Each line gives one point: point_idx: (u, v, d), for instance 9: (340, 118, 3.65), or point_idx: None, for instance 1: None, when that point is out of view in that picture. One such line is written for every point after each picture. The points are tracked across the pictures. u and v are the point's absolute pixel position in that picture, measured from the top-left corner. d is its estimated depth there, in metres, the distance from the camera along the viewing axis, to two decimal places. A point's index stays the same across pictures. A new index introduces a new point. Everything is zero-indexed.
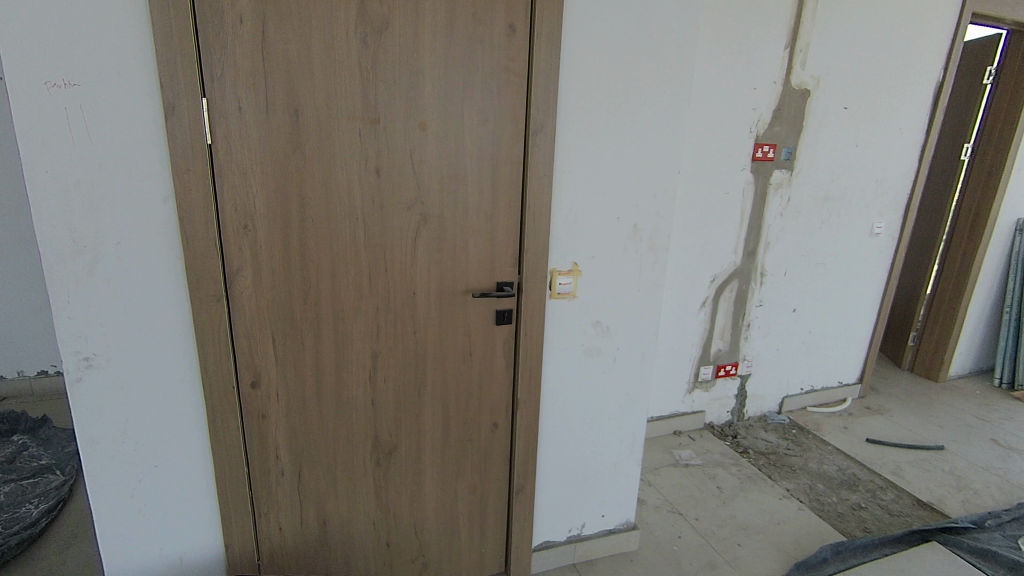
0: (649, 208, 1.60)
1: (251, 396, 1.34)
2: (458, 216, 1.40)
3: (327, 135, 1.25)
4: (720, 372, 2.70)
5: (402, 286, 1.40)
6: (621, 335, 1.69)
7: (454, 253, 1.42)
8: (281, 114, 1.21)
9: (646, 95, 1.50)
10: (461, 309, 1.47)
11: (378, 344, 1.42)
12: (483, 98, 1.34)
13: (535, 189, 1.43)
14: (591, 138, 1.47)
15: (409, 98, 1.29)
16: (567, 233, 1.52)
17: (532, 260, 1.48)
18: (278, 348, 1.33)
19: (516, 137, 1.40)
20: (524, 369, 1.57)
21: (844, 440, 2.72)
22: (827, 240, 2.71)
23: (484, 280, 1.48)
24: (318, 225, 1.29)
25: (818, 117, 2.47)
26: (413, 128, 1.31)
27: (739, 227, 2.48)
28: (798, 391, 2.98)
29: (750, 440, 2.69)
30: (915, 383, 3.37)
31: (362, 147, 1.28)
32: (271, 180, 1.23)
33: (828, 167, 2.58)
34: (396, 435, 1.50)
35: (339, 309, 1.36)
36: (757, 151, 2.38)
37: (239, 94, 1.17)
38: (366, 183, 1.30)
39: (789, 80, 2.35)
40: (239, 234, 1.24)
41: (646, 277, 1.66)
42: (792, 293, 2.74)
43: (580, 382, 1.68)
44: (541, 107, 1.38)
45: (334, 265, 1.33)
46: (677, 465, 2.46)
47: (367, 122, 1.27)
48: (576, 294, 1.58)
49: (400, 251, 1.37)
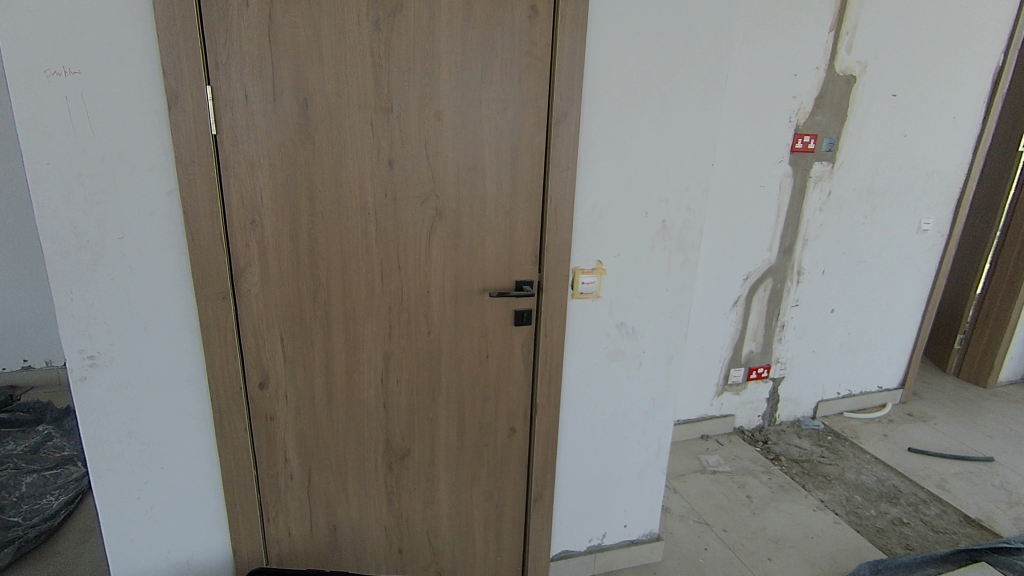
0: (680, 204, 1.50)
1: (260, 398, 1.30)
2: (476, 211, 1.32)
3: (338, 125, 1.18)
4: (751, 375, 2.58)
5: (416, 285, 1.33)
6: (648, 338, 1.60)
7: (471, 250, 1.35)
8: (289, 104, 1.14)
9: (679, 82, 1.39)
10: (477, 309, 1.40)
11: (391, 344, 1.36)
12: (503, 85, 1.26)
13: (556, 182, 1.34)
14: (618, 128, 1.38)
15: (424, 85, 1.21)
16: (591, 230, 1.43)
17: (552, 258, 1.40)
18: (287, 348, 1.28)
19: (538, 127, 1.31)
20: (543, 372, 1.49)
21: (883, 449, 2.57)
22: (870, 237, 2.55)
23: (502, 279, 1.40)
24: (328, 221, 1.23)
25: (863, 106, 2.31)
26: (428, 118, 1.23)
27: (776, 220, 2.34)
28: (835, 396, 2.83)
29: (781, 446, 2.57)
30: (961, 389, 3.19)
31: (375, 138, 1.21)
32: (279, 173, 1.17)
33: (873, 159, 2.41)
34: (409, 439, 1.45)
35: (350, 308, 1.30)
36: (797, 142, 2.24)
37: (245, 82, 1.11)
38: (379, 176, 1.23)
39: (834, 66, 2.20)
40: (247, 229, 1.18)
41: (675, 277, 1.56)
42: (831, 292, 2.59)
43: (602, 387, 1.59)
44: (565, 95, 1.29)
45: (345, 262, 1.27)
46: (703, 471, 2.36)
47: (380, 111, 1.20)
48: (600, 294, 1.49)
49: (414, 248, 1.30)
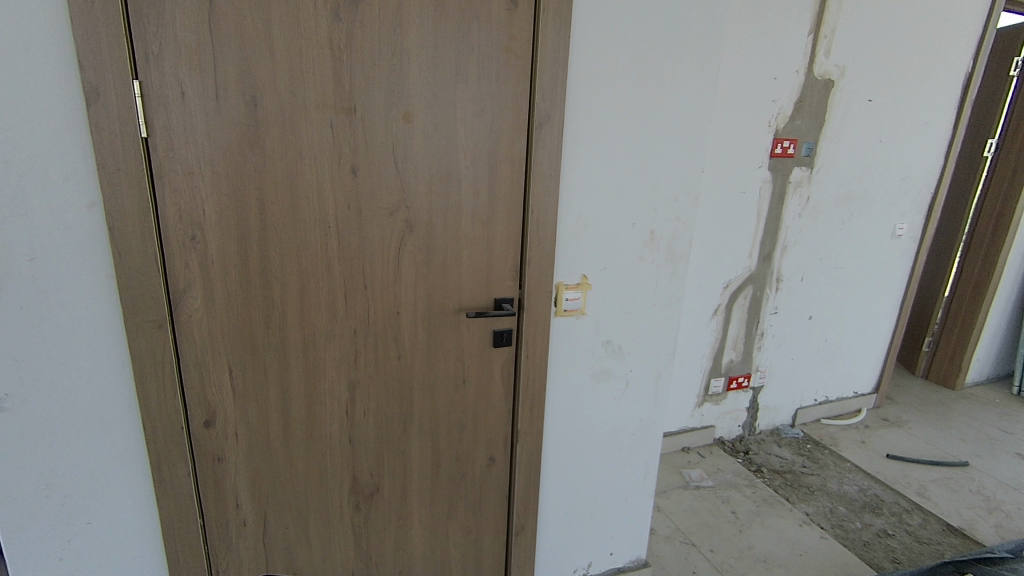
0: (669, 213, 1.40)
1: (205, 437, 1.14)
2: (451, 222, 1.19)
3: (293, 127, 1.03)
4: (731, 385, 2.52)
5: (385, 305, 1.20)
6: (635, 356, 1.50)
7: (446, 266, 1.22)
8: (235, 103, 0.99)
9: (668, 83, 1.30)
10: (453, 330, 1.27)
11: (357, 372, 1.22)
12: (480, 84, 1.14)
13: (539, 191, 1.23)
14: (605, 132, 1.27)
15: (392, 83, 1.07)
16: (576, 242, 1.32)
17: (534, 274, 1.28)
18: (237, 381, 1.13)
19: (518, 130, 1.19)
20: (525, 397, 1.37)
21: (862, 456, 2.55)
22: (847, 242, 2.53)
23: (480, 297, 1.27)
24: (282, 236, 1.08)
25: (841, 111, 2.28)
26: (396, 120, 1.10)
27: (756, 226, 2.29)
28: (813, 402, 2.81)
29: (762, 457, 2.52)
30: (931, 391, 3.22)
31: (336, 143, 1.07)
32: (225, 183, 1.02)
33: (850, 164, 2.39)
34: (378, 475, 1.31)
35: (309, 333, 1.15)
36: (776, 147, 2.18)
37: (181, 77, 0.95)
38: (341, 185, 1.09)
39: (812, 69, 2.15)
40: (187, 246, 1.02)
41: (663, 290, 1.47)
42: (809, 298, 2.56)
43: (588, 409, 1.49)
44: (548, 96, 1.17)
45: (304, 281, 1.12)
46: (686, 487, 2.28)
47: (342, 112, 1.06)
48: (585, 310, 1.39)
49: (381, 265, 1.17)
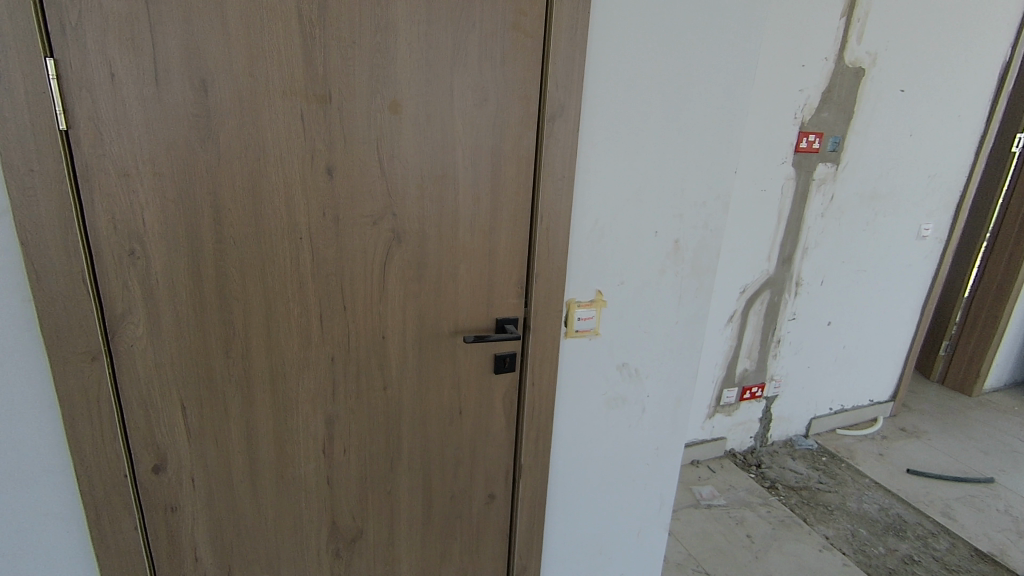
0: (695, 220, 1.24)
1: (155, 485, 0.96)
2: (446, 232, 1.01)
3: (255, 119, 0.84)
4: (745, 395, 2.37)
5: (370, 329, 1.02)
6: (653, 379, 1.34)
7: (440, 282, 1.04)
8: (179, 89, 0.80)
9: (700, 70, 1.13)
10: (448, 356, 1.10)
11: (336, 406, 1.05)
12: (482, 69, 0.95)
13: (549, 195, 1.05)
14: (627, 128, 1.10)
15: (376, 66, 0.88)
16: (591, 253, 1.15)
17: (542, 291, 1.11)
18: (192, 419, 0.95)
19: (526, 124, 1.01)
20: (530, 428, 1.21)
21: (881, 471, 2.41)
22: (870, 243, 2.36)
23: (480, 318, 1.10)
24: (243, 250, 0.89)
25: (871, 101, 2.09)
26: (380, 111, 0.91)
27: (776, 227, 2.12)
28: (828, 412, 2.66)
29: (776, 471, 2.37)
30: (947, 398, 3.08)
31: (309, 138, 0.88)
32: (170, 186, 0.83)
33: (878, 160, 2.20)
34: (362, 519, 1.14)
35: (278, 363, 0.98)
36: (802, 141, 2.00)
37: (109, 53, 0.76)
38: (314, 188, 0.91)
39: (843, 56, 1.97)
40: (124, 263, 0.84)
41: (686, 306, 1.31)
42: (829, 303, 2.39)
43: (600, 438, 1.32)
44: (562, 84, 0.99)
45: (271, 304, 0.94)
46: (698, 506, 2.13)
47: (314, 100, 0.86)
48: (599, 330, 1.22)
49: (363, 283, 0.99)
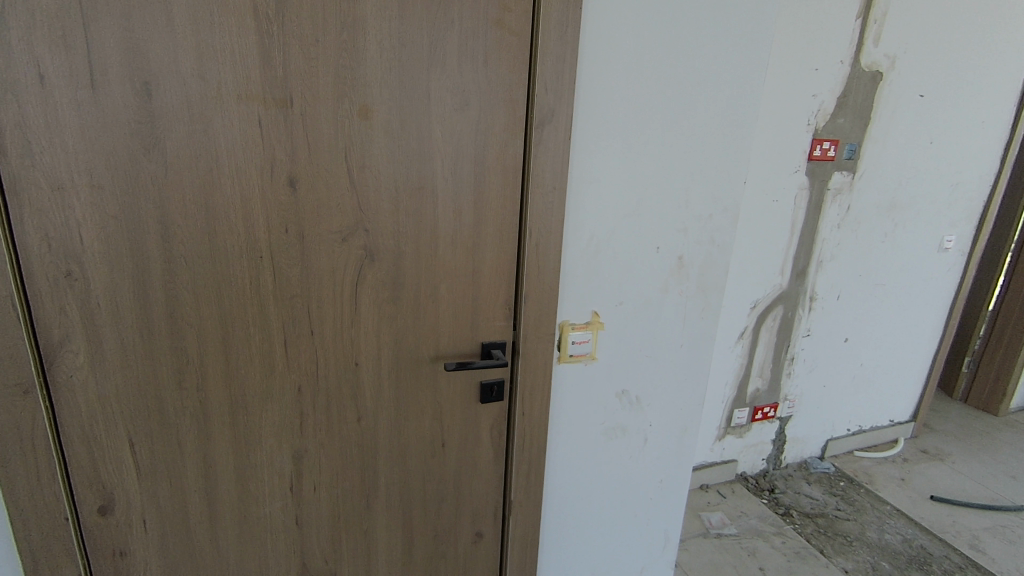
0: (700, 235, 1.14)
1: (102, 528, 0.87)
2: (424, 249, 0.92)
3: (206, 126, 0.76)
4: (756, 415, 2.25)
5: (341, 356, 0.93)
6: (655, 407, 1.23)
7: (419, 305, 0.95)
8: (118, 93, 0.71)
9: (705, 72, 1.03)
10: (429, 384, 1.00)
11: (304, 440, 0.95)
12: (462, 71, 0.86)
13: (538, 209, 0.96)
14: (625, 135, 1.01)
15: (343, 68, 0.80)
16: (585, 271, 1.06)
17: (532, 313, 1.02)
18: (142, 456, 0.86)
19: (512, 131, 0.91)
20: (520, 461, 1.11)
21: (902, 497, 2.27)
22: (889, 256, 2.24)
23: (464, 343, 1.00)
24: (196, 271, 0.81)
25: (890, 107, 1.98)
26: (349, 117, 0.82)
27: (789, 240, 2.01)
28: (845, 433, 2.53)
29: (791, 497, 2.24)
30: (970, 417, 2.94)
31: (268, 147, 0.79)
32: (110, 200, 0.74)
33: (897, 168, 2.09)
34: (335, 562, 1.04)
35: (238, 394, 0.89)
36: (815, 149, 1.90)
37: (36, 51, 0.67)
38: (275, 202, 0.82)
39: (859, 60, 1.86)
40: (60, 286, 0.76)
41: (691, 327, 1.20)
42: (846, 319, 2.27)
43: (597, 471, 1.22)
44: (551, 87, 0.90)
45: (229, 329, 0.85)
46: (707, 534, 2.01)
47: (273, 104, 0.78)
48: (596, 355, 1.12)
49: (333, 306, 0.90)
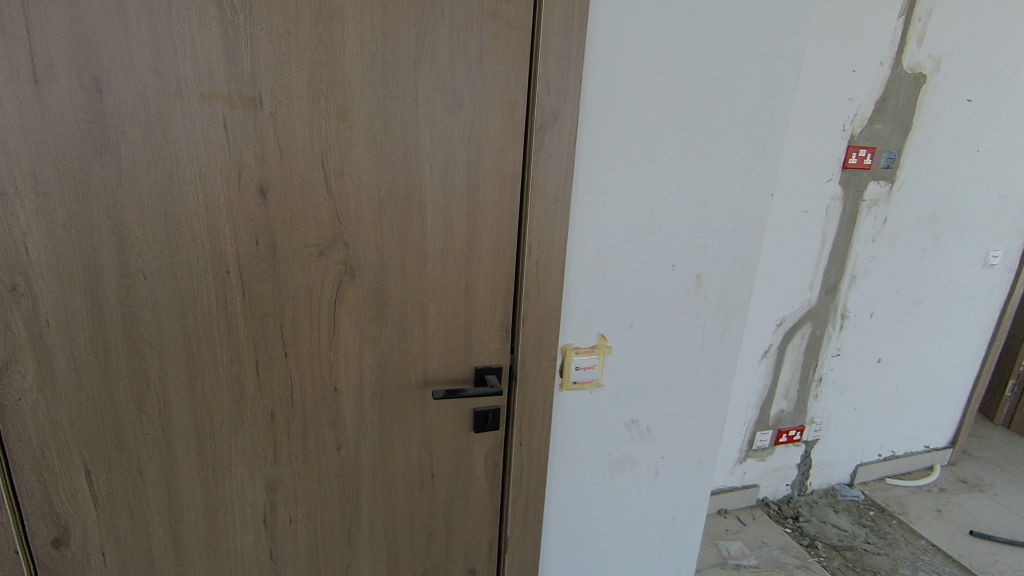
0: (722, 252, 1.03)
1: (57, 562, 0.81)
2: (411, 265, 0.84)
3: (164, 126, 0.68)
4: (781, 439, 2.11)
5: (318, 380, 0.85)
6: (668, 438, 1.13)
7: (405, 326, 0.86)
8: (65, 89, 0.64)
9: (729, 73, 0.93)
10: (416, 412, 0.92)
11: (278, 470, 0.87)
12: (454, 68, 0.77)
13: (539, 222, 0.86)
14: (638, 141, 0.91)
15: (318, 65, 0.72)
16: (591, 291, 0.96)
17: (532, 336, 0.92)
18: (99, 485, 0.79)
19: (510, 135, 0.82)
20: (518, 495, 1.01)
21: (939, 531, 2.11)
22: (929, 272, 2.08)
23: (455, 367, 0.91)
24: (156, 286, 0.73)
25: (933, 112, 1.83)
26: (324, 119, 0.74)
27: (820, 253, 1.87)
28: (876, 459, 2.37)
29: (816, 527, 2.10)
30: (1013, 444, 2.75)
31: (235, 150, 0.72)
32: (58, 208, 0.67)
33: (940, 178, 1.94)
34: None
35: (204, 420, 0.81)
36: (850, 156, 1.76)
37: None
38: (243, 211, 0.74)
39: (901, 61, 1.72)
40: (4, 301, 0.69)
41: (709, 352, 1.10)
42: (880, 338, 2.12)
43: (604, 506, 1.12)
44: (554, 87, 0.81)
45: (193, 350, 0.78)
46: (724, 565, 1.89)
47: (240, 103, 0.70)
48: (602, 381, 1.03)
49: (309, 326, 0.82)
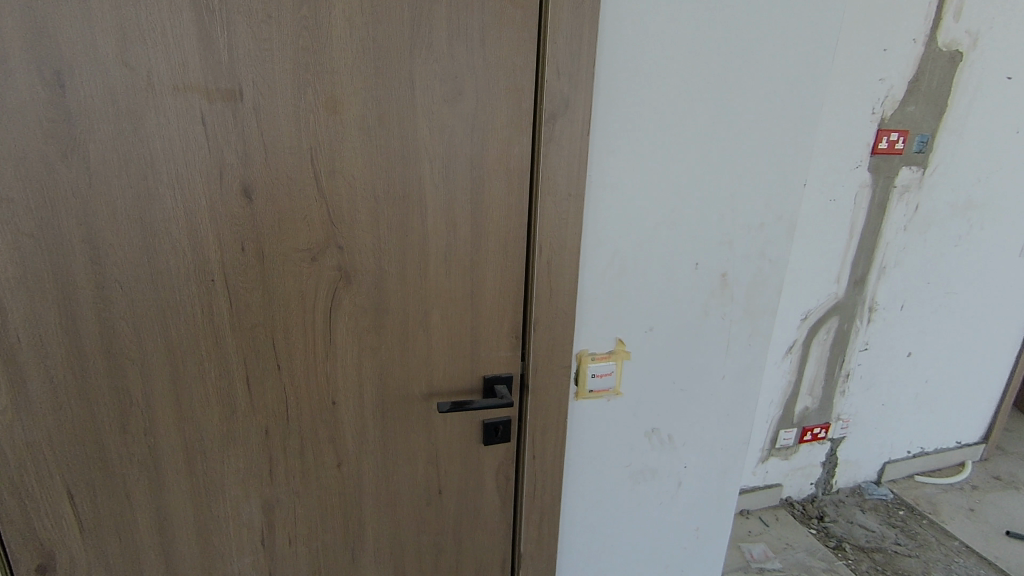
0: (749, 247, 0.96)
1: None
2: (411, 268, 0.77)
3: (136, 124, 0.62)
4: (805, 437, 2.03)
5: (316, 394, 0.79)
6: (691, 447, 1.06)
7: (407, 336, 0.80)
8: (24, 84, 0.58)
9: (758, 51, 0.84)
10: (420, 425, 0.85)
11: (274, 489, 0.82)
12: (453, 52, 0.70)
13: (550, 219, 0.79)
14: (659, 128, 0.83)
15: (305, 52, 0.65)
16: (608, 293, 0.89)
17: (544, 342, 0.86)
18: (83, 508, 0.74)
19: (517, 124, 0.75)
20: (531, 510, 0.95)
21: (973, 532, 2.02)
22: (963, 262, 1.97)
23: (462, 378, 0.85)
24: (135, 297, 0.68)
25: (970, 92, 1.72)
26: (314, 114, 0.67)
27: (848, 243, 1.78)
28: (905, 456, 2.28)
29: (843, 528, 2.02)
30: None
31: (214, 148, 0.65)
32: (23, 216, 0.62)
33: (976, 162, 1.83)
34: None
35: (193, 439, 0.75)
36: (881, 140, 1.66)
37: None
38: (226, 214, 0.68)
39: (936, 37, 1.61)
40: None
41: (736, 355, 1.02)
42: (910, 332, 2.02)
43: (623, 519, 1.05)
44: (565, 71, 0.73)
45: (178, 365, 0.72)
46: (747, 569, 1.82)
47: (218, 95, 0.64)
48: (620, 389, 0.96)
49: (304, 337, 0.76)
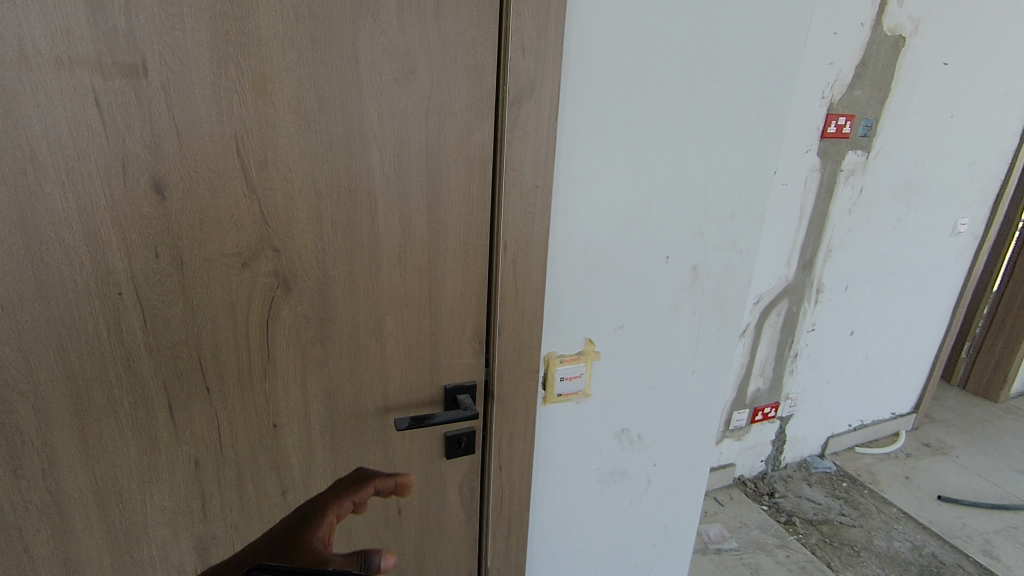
0: (720, 239, 0.92)
1: None
2: (360, 273, 0.68)
3: (7, 105, 0.50)
4: (757, 417, 2.07)
5: (254, 417, 0.69)
6: (661, 445, 1.02)
7: (359, 347, 0.71)
8: None
9: (732, 33, 0.79)
10: (376, 443, 0.77)
11: (209, 526, 0.72)
12: (404, 25, 0.61)
13: (515, 214, 0.72)
14: (630, 113, 0.76)
15: (225, 24, 0.55)
16: (577, 291, 0.83)
17: (511, 346, 0.79)
18: None
19: (478, 108, 0.67)
20: (498, 523, 0.89)
21: (909, 498, 2.13)
22: (901, 243, 2.05)
23: (421, 389, 0.77)
24: (21, 318, 0.56)
25: (910, 78, 1.76)
26: (240, 97, 0.57)
27: (798, 227, 1.80)
28: (846, 429, 2.38)
29: (792, 503, 2.09)
30: (970, 405, 2.82)
31: (113, 136, 0.54)
32: None
33: (914, 146, 1.88)
34: None
35: (105, 477, 0.64)
36: (830, 125, 1.67)
37: None
38: (134, 215, 0.57)
39: (881, 22, 1.63)
40: None
41: (705, 350, 0.99)
42: (853, 311, 2.09)
43: (592, 522, 1.01)
44: (530, 49, 0.66)
45: (82, 395, 0.61)
46: (705, 550, 1.84)
47: (115, 73, 0.52)
48: (589, 390, 0.91)
49: (237, 355, 0.66)
